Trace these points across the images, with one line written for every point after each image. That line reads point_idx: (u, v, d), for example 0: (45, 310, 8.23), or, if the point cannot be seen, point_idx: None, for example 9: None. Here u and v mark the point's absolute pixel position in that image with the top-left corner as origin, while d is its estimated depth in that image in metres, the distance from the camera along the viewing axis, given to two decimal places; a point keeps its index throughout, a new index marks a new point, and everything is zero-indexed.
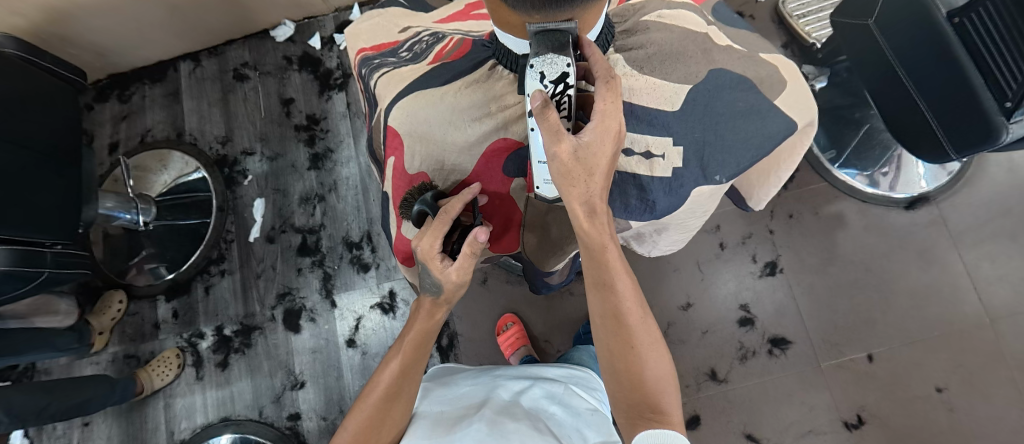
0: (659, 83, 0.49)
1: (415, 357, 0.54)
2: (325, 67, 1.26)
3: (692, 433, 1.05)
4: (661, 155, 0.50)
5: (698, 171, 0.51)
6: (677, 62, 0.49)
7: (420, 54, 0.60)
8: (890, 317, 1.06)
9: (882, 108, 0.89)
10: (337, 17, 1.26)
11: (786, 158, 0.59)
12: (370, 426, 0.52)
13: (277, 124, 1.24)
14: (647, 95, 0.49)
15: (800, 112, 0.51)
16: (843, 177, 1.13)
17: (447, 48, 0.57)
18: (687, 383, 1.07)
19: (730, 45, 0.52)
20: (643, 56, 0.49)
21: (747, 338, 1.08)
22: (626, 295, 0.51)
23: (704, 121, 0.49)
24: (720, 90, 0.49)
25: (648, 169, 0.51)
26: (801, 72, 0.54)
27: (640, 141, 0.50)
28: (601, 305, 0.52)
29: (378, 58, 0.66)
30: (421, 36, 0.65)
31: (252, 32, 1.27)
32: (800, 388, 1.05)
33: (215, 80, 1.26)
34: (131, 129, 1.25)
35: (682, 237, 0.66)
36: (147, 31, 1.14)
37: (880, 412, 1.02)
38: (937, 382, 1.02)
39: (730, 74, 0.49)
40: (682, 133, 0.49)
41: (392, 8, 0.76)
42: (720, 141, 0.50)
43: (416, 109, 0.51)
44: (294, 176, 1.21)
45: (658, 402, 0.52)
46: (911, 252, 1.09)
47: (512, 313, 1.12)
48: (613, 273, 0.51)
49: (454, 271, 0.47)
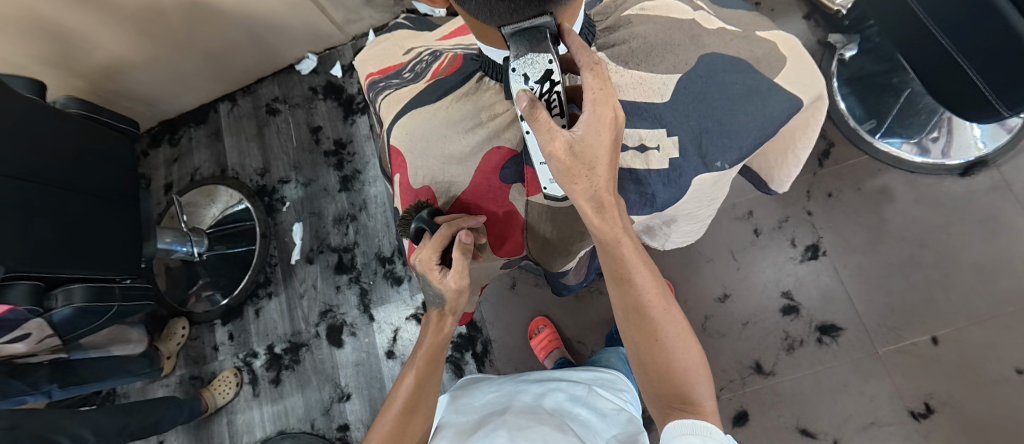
0: (646, 76, 0.49)
1: (425, 370, 0.56)
2: (347, 93, 1.32)
3: (741, 430, 1.00)
4: (656, 148, 0.50)
5: (697, 160, 0.50)
6: (665, 52, 0.49)
7: (420, 74, 0.63)
8: (953, 295, 0.97)
9: (917, 68, 0.83)
10: (354, 44, 1.33)
11: (800, 136, 0.57)
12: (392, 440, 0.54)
13: (308, 152, 1.31)
14: (635, 90, 0.49)
15: (804, 88, 0.49)
16: (886, 148, 1.05)
17: (442, 65, 0.60)
18: (731, 378, 1.03)
19: (722, 28, 0.51)
20: (628, 51, 0.50)
21: (792, 327, 1.02)
22: (646, 287, 0.49)
23: (697, 106, 0.48)
24: (713, 74, 0.48)
25: (645, 163, 0.50)
26: (804, 46, 0.51)
27: (633, 135, 0.50)
28: (621, 300, 0.50)
29: (383, 81, 0.69)
30: (422, 55, 0.67)
31: (279, 68, 1.35)
32: (856, 377, 0.97)
33: (250, 116, 1.36)
34: (181, 170, 1.36)
35: (693, 226, 0.66)
36: (189, 76, 1.25)
37: (951, 399, 0.93)
38: (1016, 363, 0.92)
39: (724, 57, 0.49)
40: (675, 123, 0.49)
41: (396, 32, 0.77)
42: (719, 127, 0.49)
43: (416, 126, 0.54)
44: (327, 199, 1.28)
45: (688, 394, 0.50)
46: (974, 221, 0.99)
47: (543, 316, 1.11)
48: (630, 266, 0.49)
49: (450, 279, 0.52)
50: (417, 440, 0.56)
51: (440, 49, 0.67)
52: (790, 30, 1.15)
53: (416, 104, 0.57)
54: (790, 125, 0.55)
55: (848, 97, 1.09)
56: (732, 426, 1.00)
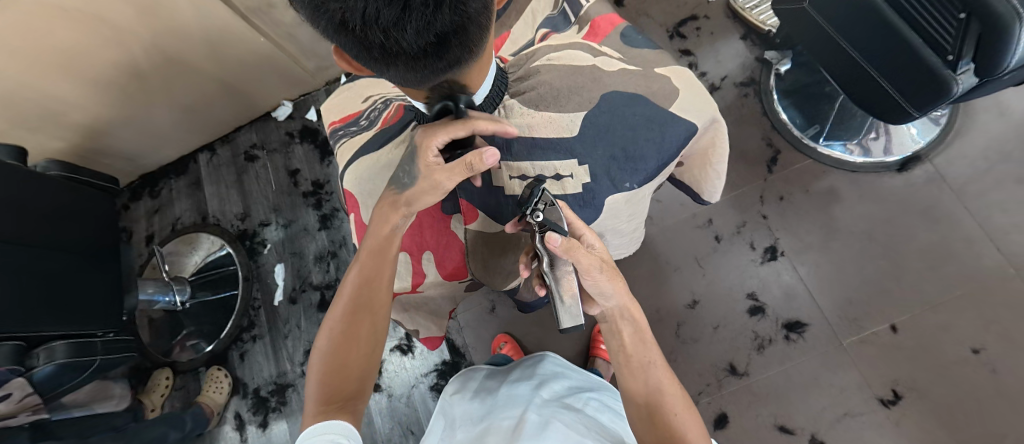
0: (555, 117, 0.55)
1: (366, 270, 0.60)
2: (323, 135, 1.38)
3: (723, 433, 1.02)
4: (569, 176, 0.55)
5: (608, 182, 0.55)
6: (572, 94, 0.56)
7: (373, 122, 0.71)
8: (905, 283, 1.03)
9: (837, 74, 0.90)
10: (327, 89, 1.42)
11: (713, 154, 0.64)
12: (340, 333, 0.60)
13: (287, 194, 1.35)
14: (546, 128, 0.55)
15: (697, 114, 0.55)
16: (827, 152, 1.12)
17: (389, 115, 0.68)
18: (708, 382, 1.06)
19: (622, 69, 0.58)
20: (536, 95, 0.56)
21: (760, 327, 1.06)
22: (662, 372, 0.58)
23: (603, 139, 0.54)
24: (615, 108, 0.55)
25: (561, 189, 0.55)
26: (696, 77, 0.58)
27: (547, 167, 0.55)
28: (643, 383, 0.58)
29: (342, 128, 0.76)
30: (377, 102, 0.74)
31: (256, 116, 1.41)
32: (825, 370, 1.02)
33: (230, 164, 1.40)
34: (162, 221, 1.38)
35: (624, 236, 0.71)
36: (168, 129, 1.30)
37: (916, 384, 0.98)
38: (971, 343, 0.97)
39: (625, 93, 0.55)
40: (584, 153, 0.54)
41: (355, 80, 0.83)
42: (624, 153, 0.54)
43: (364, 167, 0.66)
44: (307, 239, 1.31)
45: (679, 436, 0.55)
46: (916, 213, 1.06)
47: (505, 333, 1.16)
48: (651, 350, 0.59)
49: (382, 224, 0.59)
50: (366, 339, 0.61)
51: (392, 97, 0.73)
52: (730, 50, 1.24)
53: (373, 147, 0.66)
54: (698, 145, 0.61)
55: (789, 107, 1.17)
56: (715, 430, 1.03)
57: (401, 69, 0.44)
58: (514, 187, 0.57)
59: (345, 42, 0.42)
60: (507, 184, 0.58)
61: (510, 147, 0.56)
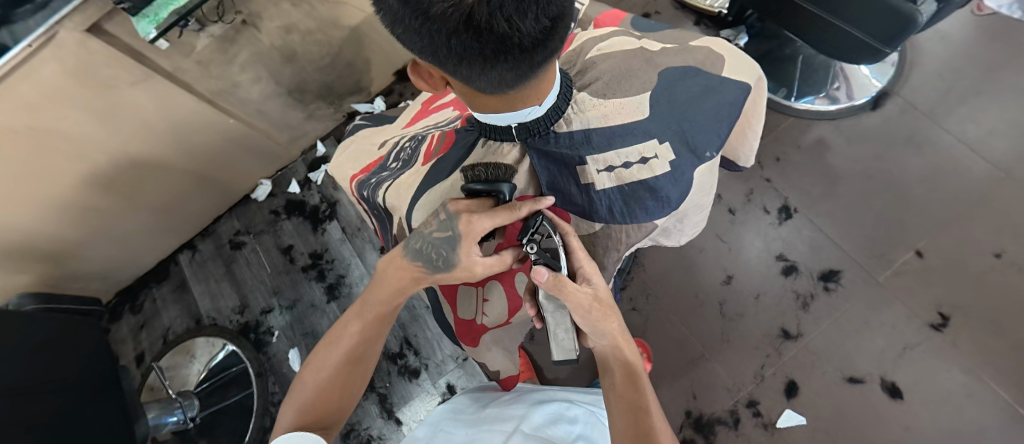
0: (623, 101, 0.52)
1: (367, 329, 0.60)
2: (311, 205, 1.32)
3: (796, 400, 1.01)
4: (654, 156, 0.51)
5: (690, 155, 0.53)
6: (631, 78, 0.54)
7: (410, 158, 0.63)
8: (916, 210, 1.06)
9: (795, 31, 0.96)
10: (305, 159, 1.38)
11: (753, 116, 0.64)
12: (331, 381, 0.60)
13: (285, 274, 1.27)
14: (618, 115, 0.52)
15: (747, 75, 0.57)
16: (805, 107, 1.17)
17: (433, 144, 0.61)
18: (766, 353, 1.04)
19: (664, 47, 0.58)
20: (601, 84, 0.54)
21: (798, 285, 1.06)
22: (656, 412, 0.57)
23: (673, 113, 0.53)
24: (676, 82, 0.54)
25: (650, 171, 0.51)
26: (730, 43, 0.60)
27: (630, 152, 0.51)
28: (633, 423, 0.56)
29: (373, 176, 0.67)
30: (402, 143, 0.69)
31: (234, 202, 1.35)
32: (872, 311, 1.02)
33: (215, 258, 1.31)
34: (151, 335, 1.26)
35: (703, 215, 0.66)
36: (141, 236, 1.21)
37: (958, 302, 0.99)
38: (993, 249, 1.01)
39: (679, 68, 0.55)
40: (661, 131, 0.52)
41: (356, 138, 0.82)
42: (696, 123, 0.53)
43: (427, 205, 0.56)
44: (318, 315, 1.22)
45: None
46: (902, 142, 1.10)
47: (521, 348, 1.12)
48: (642, 392, 0.58)
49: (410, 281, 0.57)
50: (352, 386, 0.62)
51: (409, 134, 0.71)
52: None
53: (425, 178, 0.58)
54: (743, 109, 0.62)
55: None
56: (787, 400, 1.01)
57: (511, 64, 0.40)
58: (603, 182, 0.51)
59: (452, 49, 0.38)
60: (595, 179, 0.51)
61: (589, 140, 0.52)
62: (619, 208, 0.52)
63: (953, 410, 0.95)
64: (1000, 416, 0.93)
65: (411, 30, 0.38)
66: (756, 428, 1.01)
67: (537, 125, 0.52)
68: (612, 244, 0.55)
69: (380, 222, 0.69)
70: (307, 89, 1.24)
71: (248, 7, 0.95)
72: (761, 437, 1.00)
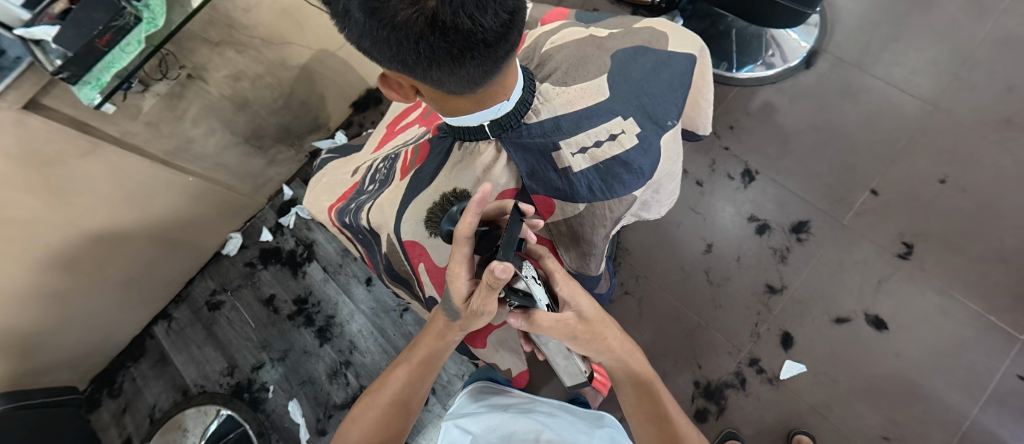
0: (584, 86, 0.55)
1: (414, 374, 0.61)
2: (287, 250, 1.29)
3: (793, 349, 1.05)
4: (621, 132, 0.54)
5: (653, 126, 0.56)
6: (587, 64, 0.56)
7: (387, 176, 0.63)
8: (862, 153, 1.13)
9: (725, 6, 1.02)
10: (272, 205, 1.35)
11: (703, 86, 0.67)
12: (379, 428, 0.60)
13: (271, 325, 1.22)
14: (581, 99, 0.54)
15: (689, 46, 0.60)
16: (746, 75, 1.23)
17: (409, 159, 0.61)
18: (758, 310, 1.08)
19: (611, 33, 0.60)
20: (561, 73, 0.56)
21: (774, 241, 1.12)
22: (670, 404, 0.61)
23: (632, 90, 0.56)
24: (628, 61, 0.57)
25: (621, 146, 0.54)
26: (669, 20, 0.63)
27: (599, 131, 0.53)
28: (650, 418, 0.60)
29: (351, 202, 0.66)
30: (375, 165, 0.68)
31: (204, 262, 1.30)
32: (844, 253, 1.09)
33: (193, 322, 1.25)
34: (136, 417, 1.18)
35: (675, 184, 0.68)
36: (110, 315, 1.15)
37: (916, 229, 1.07)
38: (937, 176, 1.09)
39: (627, 48, 0.58)
40: (623, 108, 0.55)
41: (326, 172, 0.82)
42: (653, 96, 0.56)
43: (414, 213, 0.55)
44: (313, 360, 1.19)
45: None
46: (838, 93, 1.18)
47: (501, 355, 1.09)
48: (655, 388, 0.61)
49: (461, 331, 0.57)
50: (399, 433, 0.61)
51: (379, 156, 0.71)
52: None
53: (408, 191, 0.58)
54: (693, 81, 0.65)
55: None
56: (786, 351, 1.05)
57: (477, 61, 0.41)
58: (579, 163, 0.53)
59: (420, 54, 0.39)
60: (572, 162, 0.53)
61: (559, 127, 0.53)
62: (598, 186, 0.53)
63: (933, 329, 1.01)
64: (973, 326, 1.00)
65: (379, 42, 0.39)
66: (762, 384, 1.04)
67: (509, 120, 0.53)
68: (599, 221, 0.55)
69: (366, 247, 0.67)
70: (264, 135, 1.22)
71: (192, 60, 0.95)
72: (769, 392, 1.04)
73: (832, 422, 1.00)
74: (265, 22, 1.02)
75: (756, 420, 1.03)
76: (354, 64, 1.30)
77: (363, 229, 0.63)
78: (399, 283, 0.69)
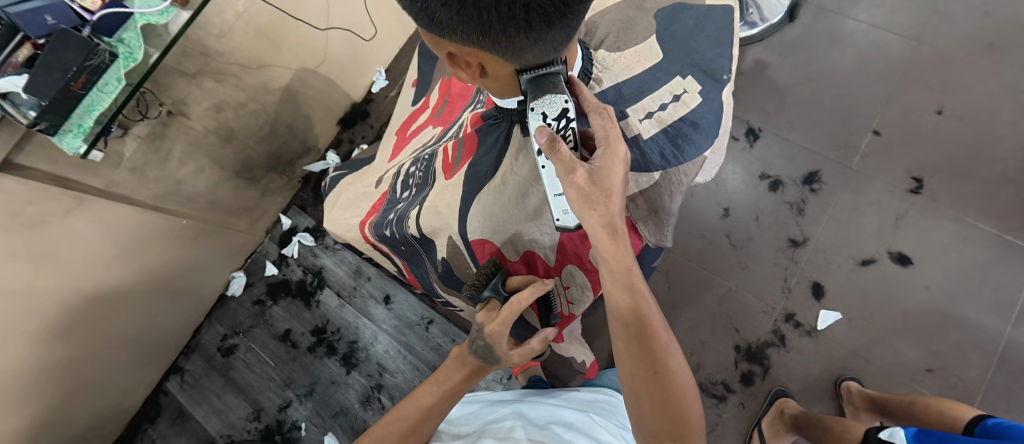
0: (636, 50, 0.60)
1: (442, 405, 0.60)
2: (295, 280, 1.24)
3: (825, 299, 1.06)
4: (683, 92, 0.58)
5: (710, 81, 0.59)
6: (633, 29, 0.61)
7: (425, 179, 0.67)
8: (859, 96, 1.14)
9: None
10: (272, 236, 1.30)
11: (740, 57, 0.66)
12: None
13: (291, 361, 1.17)
14: (636, 65, 0.60)
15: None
16: None
17: (451, 156, 0.65)
18: (784, 266, 1.08)
19: None
20: (613, 39, 0.62)
21: (788, 195, 1.12)
22: (660, 336, 0.54)
23: (682, 49, 0.59)
24: (671, 22, 0.61)
25: (685, 105, 0.58)
26: None
27: (662, 94, 0.58)
28: (634, 349, 0.54)
29: (388, 211, 0.70)
30: (403, 170, 0.72)
31: (209, 307, 1.24)
32: (858, 196, 1.09)
33: (208, 372, 1.19)
34: None
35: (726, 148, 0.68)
36: (119, 379, 1.08)
37: (923, 162, 1.08)
38: (934, 108, 1.11)
39: (668, 10, 0.61)
40: (679, 68, 0.59)
41: (341, 188, 0.83)
42: (704, 53, 0.59)
43: (480, 211, 0.59)
44: (342, 389, 1.14)
45: (669, 405, 0.53)
46: (826, 41, 1.19)
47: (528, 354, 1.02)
48: (648, 321, 0.54)
49: (516, 354, 0.59)
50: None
51: (402, 163, 0.75)
52: None
53: (473, 191, 0.61)
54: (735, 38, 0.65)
55: None
56: (818, 302, 1.06)
57: (566, 21, 0.43)
58: (648, 128, 0.57)
59: (519, 16, 0.40)
60: (641, 128, 0.57)
61: (622, 95, 0.59)
62: (670, 151, 0.58)
63: (956, 256, 1.03)
64: (994, 247, 1.02)
65: (476, 11, 0.40)
66: (801, 338, 1.05)
67: None
68: (676, 188, 0.59)
69: (407, 252, 0.71)
70: (255, 165, 1.16)
71: (171, 96, 0.88)
72: (809, 344, 1.04)
73: (875, 364, 1.01)
74: (240, 47, 0.95)
75: (801, 374, 1.03)
76: (335, 79, 1.25)
77: (410, 239, 0.67)
78: (450, 289, 0.71)
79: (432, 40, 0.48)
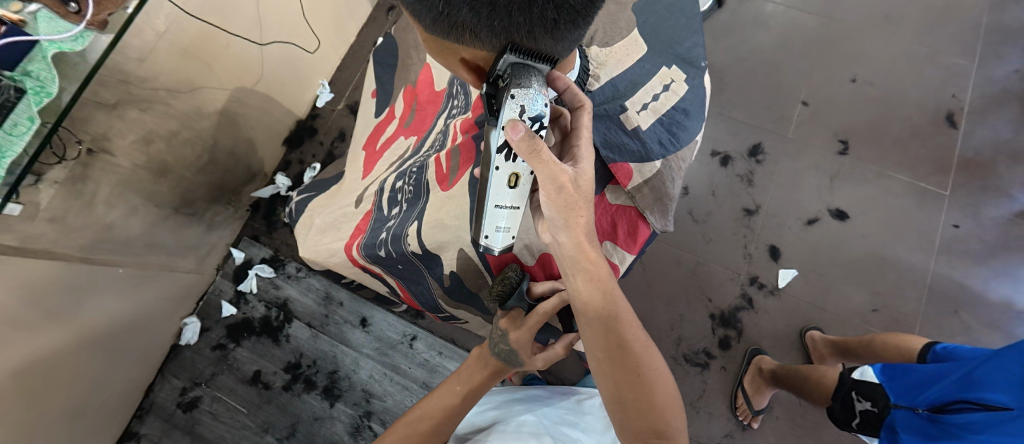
0: (624, 46, 0.68)
1: (466, 406, 0.63)
2: (258, 318, 1.16)
3: (782, 258, 1.15)
4: (671, 82, 0.68)
5: (690, 66, 0.70)
6: (615, 25, 0.68)
7: (416, 192, 0.66)
8: (785, 71, 1.25)
9: None
10: (224, 273, 1.19)
11: None
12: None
13: (266, 404, 1.09)
14: (625, 60, 0.67)
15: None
16: None
17: (446, 165, 0.64)
18: (743, 233, 1.16)
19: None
20: (602, 35, 0.67)
21: (738, 168, 1.20)
22: (638, 338, 0.56)
23: (664, 43, 0.70)
24: (648, 18, 0.70)
25: (674, 93, 0.67)
26: None
27: (653, 86, 0.67)
28: (615, 353, 0.55)
29: (380, 230, 0.68)
30: (387, 186, 0.70)
31: (162, 360, 1.12)
32: (796, 161, 1.20)
33: (172, 430, 1.08)
34: None
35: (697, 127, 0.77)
36: None
37: (846, 126, 1.21)
38: (848, 77, 1.23)
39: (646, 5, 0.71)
40: (665, 60, 0.69)
41: (316, 214, 0.80)
42: (682, 48, 0.70)
43: None
44: (327, 424, 1.07)
45: (650, 402, 0.55)
46: (751, 23, 1.28)
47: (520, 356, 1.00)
48: (626, 326, 0.55)
49: (538, 358, 0.65)
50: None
51: (383, 178, 0.73)
52: None
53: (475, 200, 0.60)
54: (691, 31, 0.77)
55: None
56: (777, 262, 1.14)
57: (587, 19, 0.45)
58: (646, 117, 0.65)
59: (550, 16, 0.41)
60: (639, 120, 0.65)
61: (620, 87, 0.66)
62: (667, 138, 0.65)
63: (883, 207, 1.15)
64: (914, 193, 1.15)
65: (506, 14, 0.40)
66: (766, 298, 1.13)
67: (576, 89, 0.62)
68: (676, 173, 0.66)
69: (404, 270, 0.70)
70: (196, 198, 1.06)
71: (90, 132, 0.77)
72: (773, 303, 1.13)
73: (830, 312, 1.11)
74: (166, 70, 0.85)
75: (770, 330, 1.12)
76: (275, 97, 1.17)
77: (409, 256, 0.66)
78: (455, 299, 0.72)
79: (442, 47, 0.47)
